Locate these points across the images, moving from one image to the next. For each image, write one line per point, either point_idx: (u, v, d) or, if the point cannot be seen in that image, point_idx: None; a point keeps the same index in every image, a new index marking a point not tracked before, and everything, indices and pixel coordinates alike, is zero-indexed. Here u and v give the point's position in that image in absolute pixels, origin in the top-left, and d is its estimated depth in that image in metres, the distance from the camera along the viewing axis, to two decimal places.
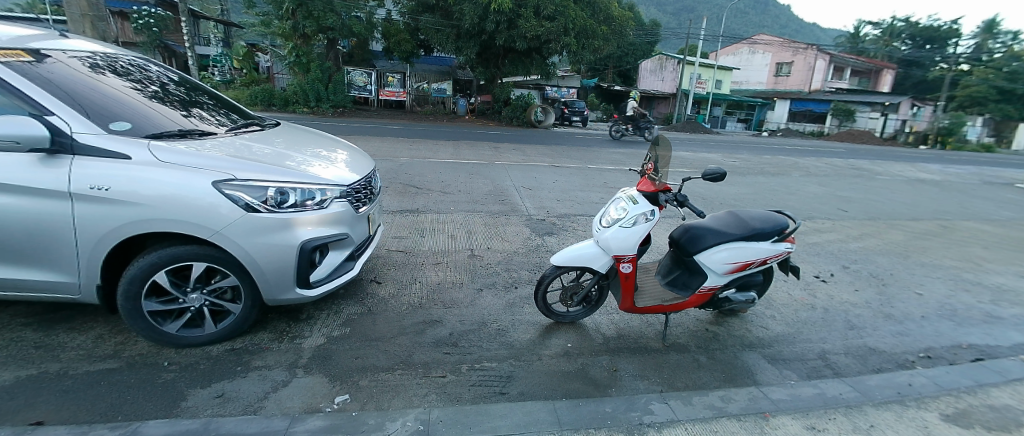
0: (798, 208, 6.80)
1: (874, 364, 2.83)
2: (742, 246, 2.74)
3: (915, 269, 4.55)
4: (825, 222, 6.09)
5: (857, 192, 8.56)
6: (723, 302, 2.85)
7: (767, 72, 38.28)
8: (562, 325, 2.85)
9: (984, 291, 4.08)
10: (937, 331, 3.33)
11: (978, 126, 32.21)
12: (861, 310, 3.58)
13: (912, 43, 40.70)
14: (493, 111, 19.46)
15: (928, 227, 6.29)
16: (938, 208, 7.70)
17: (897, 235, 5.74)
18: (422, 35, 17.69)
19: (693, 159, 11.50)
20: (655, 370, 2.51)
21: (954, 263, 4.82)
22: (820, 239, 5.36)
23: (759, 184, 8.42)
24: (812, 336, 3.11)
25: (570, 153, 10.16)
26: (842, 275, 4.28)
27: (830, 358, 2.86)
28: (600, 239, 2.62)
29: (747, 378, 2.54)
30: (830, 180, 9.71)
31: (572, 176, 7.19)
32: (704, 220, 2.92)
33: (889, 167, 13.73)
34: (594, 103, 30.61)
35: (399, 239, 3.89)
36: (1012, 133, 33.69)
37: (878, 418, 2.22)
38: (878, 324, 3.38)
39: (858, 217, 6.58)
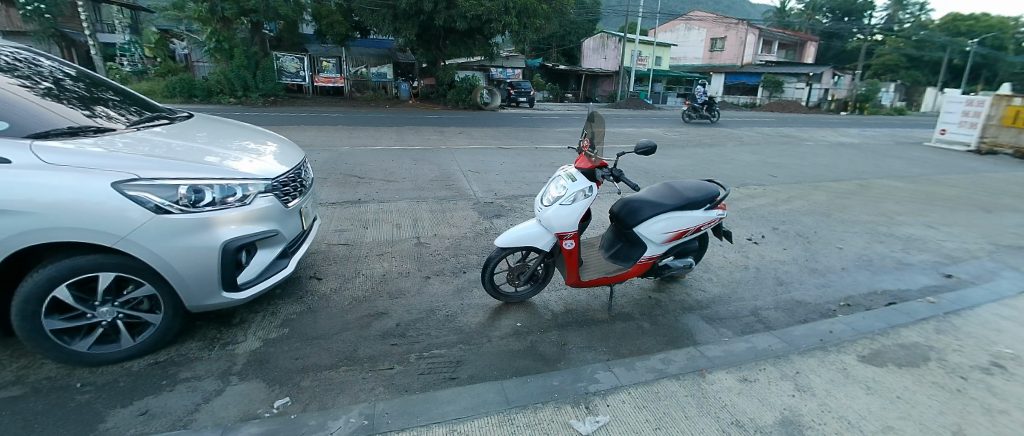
0: (733, 176, 7.18)
1: (800, 316, 3.07)
2: (677, 216, 2.85)
3: (836, 226, 4.95)
4: (757, 188, 6.49)
5: (786, 158, 9.17)
6: (663, 270, 2.98)
7: (703, 48, 39.87)
8: (511, 305, 2.87)
9: (895, 242, 4.51)
10: (854, 281, 3.66)
11: (890, 91, 35.19)
12: (789, 267, 3.86)
13: (831, 16, 43.63)
14: (437, 94, 19.04)
15: (847, 186, 6.86)
16: (856, 169, 8.40)
17: (820, 196, 6.21)
18: (356, 17, 16.87)
19: (637, 134, 11.85)
20: (602, 340, 2.59)
21: (869, 218, 5.30)
22: (753, 204, 5.70)
23: (698, 156, 8.82)
24: (746, 295, 3.32)
25: (517, 134, 10.15)
26: (772, 236, 4.59)
27: (762, 313, 3.08)
28: (542, 218, 2.63)
29: (687, 339, 2.68)
30: (761, 149, 10.33)
31: (519, 157, 7.20)
32: (640, 192, 3.00)
33: (814, 133, 14.79)
34: (540, 82, 30.61)
35: (341, 231, 3.75)
36: (919, 97, 37.12)
37: (802, 364, 2.42)
38: (803, 278, 3.67)
39: (786, 181, 7.06)
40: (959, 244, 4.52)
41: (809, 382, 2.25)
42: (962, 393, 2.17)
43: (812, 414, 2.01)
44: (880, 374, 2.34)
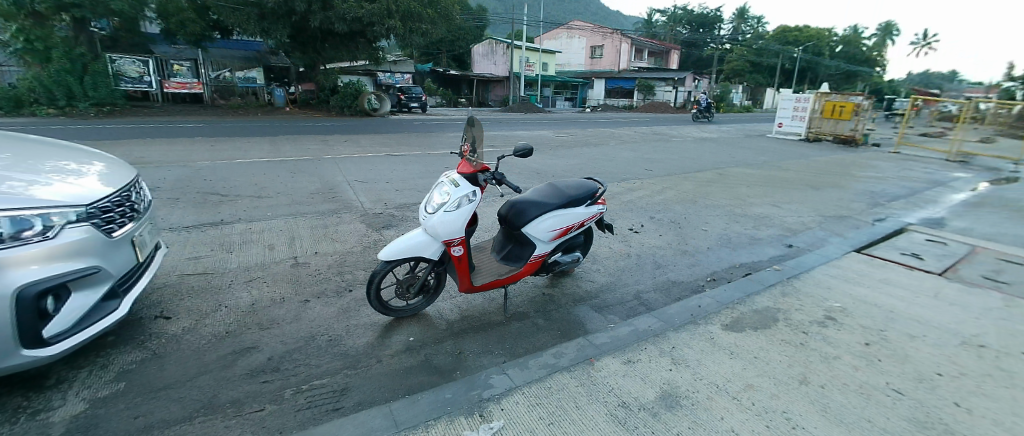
0: (616, 172, 7.79)
1: (675, 295, 3.39)
2: (561, 213, 2.97)
3: (701, 211, 5.61)
4: (636, 182, 7.11)
5: (659, 154, 10.21)
6: (554, 266, 3.08)
7: (584, 54, 42.89)
8: (403, 320, 2.74)
9: (747, 221, 5.24)
10: (717, 258, 4.15)
11: (739, 93, 41.19)
12: (665, 251, 4.26)
13: (688, 28, 49.83)
14: (320, 100, 17.76)
15: (708, 175, 7.84)
16: (715, 160, 9.63)
17: (688, 186, 7.00)
18: (214, 15, 15.00)
19: (529, 137, 12.27)
20: (498, 342, 2.59)
21: (726, 201, 6.10)
22: (633, 196, 6.22)
23: (584, 155, 9.41)
24: (629, 281, 3.59)
25: (408, 140, 9.85)
26: (649, 225, 5.04)
27: (643, 296, 3.34)
28: (427, 226, 2.55)
29: (578, 330, 2.79)
30: (638, 146, 11.37)
31: (410, 164, 6.98)
32: (525, 194, 3.07)
33: (681, 130, 16.70)
34: (432, 87, 30.23)
35: (199, 259, 3.25)
36: (761, 96, 44.00)
37: (677, 339, 2.66)
38: (676, 260, 4.07)
39: (660, 174, 7.84)
40: (793, 218, 5.38)
41: (684, 355, 2.48)
42: (805, 345, 2.56)
43: (688, 384, 2.20)
44: (739, 339, 2.65)
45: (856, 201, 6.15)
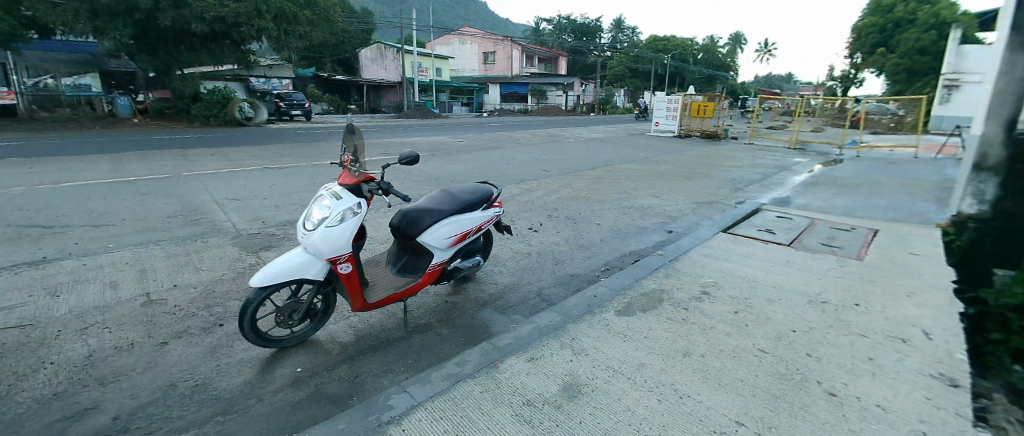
0: (514, 174, 7.99)
1: (574, 288, 3.53)
2: (458, 220, 2.92)
3: (594, 206, 5.96)
4: (533, 182, 7.35)
5: (553, 155, 10.71)
6: (454, 273, 3.02)
7: (477, 60, 43.59)
8: (289, 349, 2.47)
9: (634, 212, 5.70)
10: (610, 248, 4.43)
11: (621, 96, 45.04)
12: (563, 247, 4.43)
13: (572, 36, 53.25)
14: (180, 110, 15.59)
15: (597, 173, 8.39)
16: (603, 158, 10.37)
17: (581, 183, 7.42)
18: (25, 9, 12.37)
19: (426, 143, 12.07)
20: (399, 359, 2.46)
21: (615, 196, 6.56)
22: (531, 196, 6.42)
23: (482, 159, 9.51)
24: (531, 279, 3.66)
25: (292, 151, 9.07)
26: (547, 223, 5.22)
27: (545, 292, 3.43)
28: (308, 244, 2.33)
29: (482, 335, 2.76)
30: (534, 148, 11.83)
31: (294, 176, 6.41)
32: (418, 202, 2.96)
33: (572, 132, 17.75)
34: (317, 94, 28.29)
35: (9, 309, 2.60)
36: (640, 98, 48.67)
37: (577, 327, 2.72)
38: (574, 254, 4.25)
39: (555, 174, 8.20)
40: (672, 206, 5.96)
41: (584, 342, 2.55)
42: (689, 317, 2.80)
43: (586, 374, 2.24)
44: (630, 321, 2.76)
45: (721, 188, 7.03)
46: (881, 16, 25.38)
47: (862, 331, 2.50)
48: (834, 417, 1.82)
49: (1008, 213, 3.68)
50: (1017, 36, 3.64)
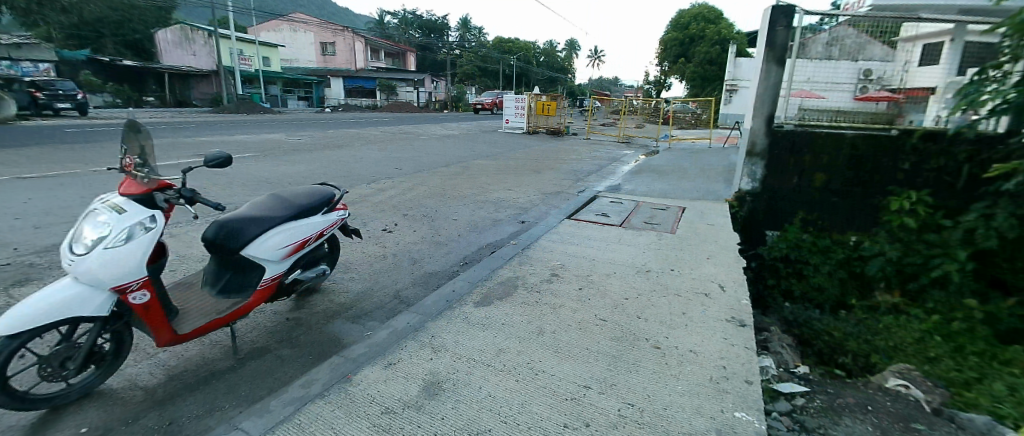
0: (364, 175, 7.54)
1: (432, 285, 3.49)
2: (295, 227, 2.61)
3: (450, 202, 5.97)
4: (385, 182, 7.06)
5: (406, 152, 10.45)
6: (295, 287, 2.70)
7: (315, 51, 40.05)
8: (63, 409, 1.92)
9: (489, 205, 5.88)
10: (467, 243, 4.48)
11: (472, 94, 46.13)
12: (420, 246, 4.34)
13: (420, 31, 52.58)
14: None
15: (452, 169, 8.46)
16: (458, 154, 10.50)
17: (436, 180, 7.38)
18: None
19: (257, 142, 10.64)
20: (229, 392, 2.11)
21: (471, 191, 6.69)
22: (384, 196, 6.14)
23: (327, 159, 8.78)
24: (387, 282, 3.50)
25: (60, 155, 7.08)
26: (403, 222, 5.06)
27: (402, 294, 3.32)
28: (79, 273, 1.83)
29: (334, 348, 2.54)
30: (385, 146, 11.39)
31: (65, 187, 5.01)
32: (240, 210, 2.57)
33: (426, 129, 17.59)
34: (98, 83, 22.60)
35: None
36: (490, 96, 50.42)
37: (436, 323, 2.60)
38: (431, 252, 4.20)
39: (409, 172, 8.01)
40: (524, 198, 6.33)
41: (445, 336, 2.43)
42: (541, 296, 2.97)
43: (446, 368, 2.10)
44: (489, 311, 2.73)
45: (565, 179, 7.72)
46: (681, 31, 31.06)
47: (676, 290, 3.02)
48: (660, 366, 2.15)
49: (770, 188, 5.22)
50: (773, 55, 5.06)
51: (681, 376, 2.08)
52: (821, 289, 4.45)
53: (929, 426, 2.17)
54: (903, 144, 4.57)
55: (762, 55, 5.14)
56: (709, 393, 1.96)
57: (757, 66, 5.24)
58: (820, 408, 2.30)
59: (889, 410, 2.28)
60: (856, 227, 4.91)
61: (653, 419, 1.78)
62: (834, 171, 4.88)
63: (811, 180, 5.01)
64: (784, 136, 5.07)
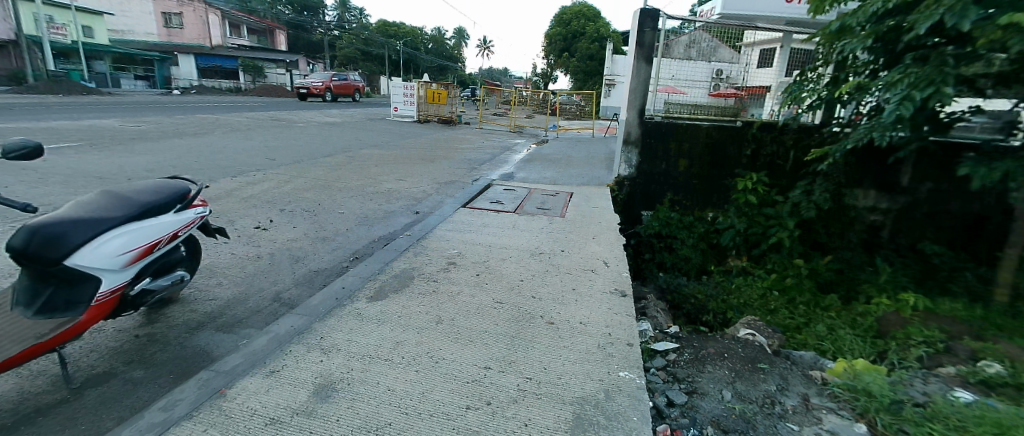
0: (230, 167, 6.66)
1: (319, 283, 3.23)
2: (134, 229, 2.18)
3: (335, 195, 5.54)
4: (256, 175, 6.32)
5: (281, 142, 9.47)
6: (144, 299, 2.29)
7: (156, 23, 34.28)
8: None
9: (379, 197, 5.60)
10: (357, 236, 4.21)
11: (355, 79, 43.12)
12: (302, 243, 3.97)
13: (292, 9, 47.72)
14: None
15: (336, 159, 7.88)
16: (342, 144, 9.81)
17: (318, 171, 6.81)
18: None
19: (79, 130, 8.74)
20: (58, 431, 1.72)
21: (358, 182, 6.29)
22: (256, 191, 5.48)
23: (179, 150, 7.57)
24: (264, 285, 3.15)
25: None
26: (280, 218, 4.58)
27: (284, 296, 3.02)
28: None
29: (201, 363, 2.22)
30: (254, 135, 10.19)
31: None
32: (59, 211, 2.08)
33: (303, 116, 16.13)
34: None
35: None
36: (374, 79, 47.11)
37: (326, 321, 2.39)
38: (315, 248, 3.86)
39: (284, 163, 7.27)
40: (417, 188, 6.15)
41: (336, 334, 2.26)
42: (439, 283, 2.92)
43: (338, 369, 1.95)
44: (384, 304, 2.59)
45: (459, 168, 7.68)
46: (563, 25, 32.68)
47: (566, 269, 3.22)
48: (554, 340, 2.29)
49: (644, 172, 5.80)
50: (642, 52, 5.61)
51: (573, 346, 2.24)
52: (686, 259, 5.15)
53: (769, 364, 2.66)
54: (745, 134, 5.44)
55: (634, 53, 5.67)
56: (597, 358, 2.15)
57: (630, 63, 5.75)
58: (688, 360, 2.66)
59: (739, 354, 2.73)
60: (712, 205, 5.71)
61: (549, 388, 1.89)
62: (694, 156, 5.60)
63: (677, 165, 5.69)
64: (654, 126, 5.67)
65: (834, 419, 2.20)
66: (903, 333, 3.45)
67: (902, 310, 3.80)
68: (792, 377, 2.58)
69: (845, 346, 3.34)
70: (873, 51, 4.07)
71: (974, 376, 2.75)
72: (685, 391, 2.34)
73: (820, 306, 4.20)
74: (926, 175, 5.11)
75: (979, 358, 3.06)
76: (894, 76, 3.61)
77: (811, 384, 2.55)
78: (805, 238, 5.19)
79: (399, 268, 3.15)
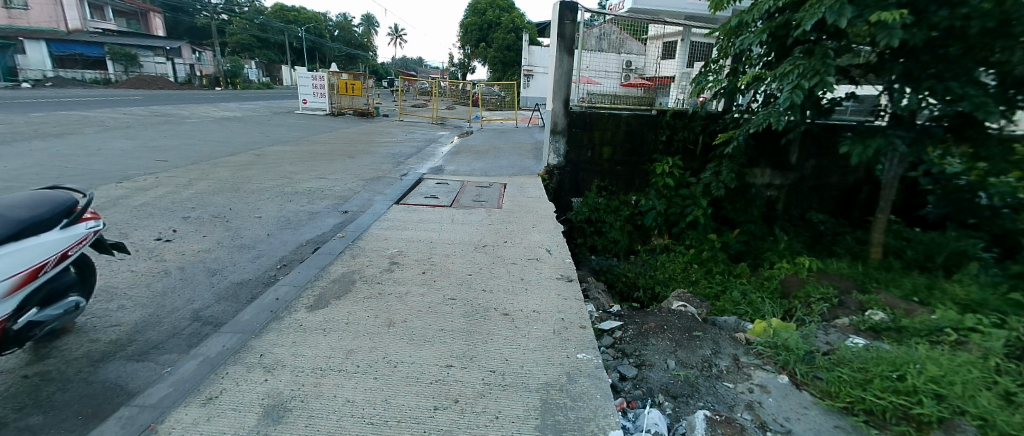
0: (111, 172, 5.76)
1: (245, 296, 2.92)
2: (12, 252, 1.83)
3: (247, 197, 5.02)
4: (146, 179, 5.52)
5: (171, 140, 8.37)
6: (30, 333, 1.95)
7: None
8: None
9: (300, 197, 5.17)
10: (281, 242, 3.86)
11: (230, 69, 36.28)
12: (217, 253, 3.55)
13: None
14: None
15: (243, 158, 7.15)
16: (247, 141, 8.93)
17: (223, 172, 6.12)
18: None
19: None
20: None
21: (272, 182, 5.76)
22: (148, 198, 4.79)
23: (38, 154, 6.39)
24: (177, 304, 2.78)
25: None
26: (185, 227, 4.05)
27: (204, 314, 2.69)
28: None
29: (114, 401, 1.92)
30: (136, 133, 8.90)
31: None
32: None
33: (194, 110, 14.42)
34: None
35: None
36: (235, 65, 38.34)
37: (264, 337, 2.18)
38: (234, 258, 3.48)
39: (180, 164, 6.45)
40: (341, 186, 5.79)
41: (277, 349, 2.06)
42: (383, 284, 2.77)
43: (288, 386, 1.80)
44: (327, 312, 2.41)
45: (384, 163, 7.35)
46: (478, 15, 32.51)
47: (512, 259, 3.25)
48: (511, 331, 2.30)
49: (572, 160, 6.00)
50: (562, 43, 5.75)
51: (531, 335, 2.27)
52: (616, 241, 5.46)
53: (702, 331, 2.92)
54: (660, 121, 5.86)
55: (555, 45, 5.79)
56: (555, 343, 2.20)
57: (552, 55, 5.87)
58: (633, 335, 2.83)
59: (676, 325, 2.95)
60: (634, 189, 6.08)
61: (514, 379, 1.91)
62: (617, 144, 5.91)
63: (601, 153, 5.96)
64: (578, 116, 5.88)
65: (761, 374, 2.51)
66: (803, 292, 4.00)
67: (800, 271, 4.40)
68: (722, 340, 2.87)
69: (759, 307, 3.79)
70: (766, 45, 4.59)
71: (863, 324, 3.30)
72: (634, 364, 2.50)
73: (734, 274, 4.71)
74: (810, 153, 5.98)
75: (865, 308, 3.64)
76: (786, 66, 4.11)
77: (738, 345, 2.86)
78: (715, 215, 5.75)
79: (338, 272, 2.95)
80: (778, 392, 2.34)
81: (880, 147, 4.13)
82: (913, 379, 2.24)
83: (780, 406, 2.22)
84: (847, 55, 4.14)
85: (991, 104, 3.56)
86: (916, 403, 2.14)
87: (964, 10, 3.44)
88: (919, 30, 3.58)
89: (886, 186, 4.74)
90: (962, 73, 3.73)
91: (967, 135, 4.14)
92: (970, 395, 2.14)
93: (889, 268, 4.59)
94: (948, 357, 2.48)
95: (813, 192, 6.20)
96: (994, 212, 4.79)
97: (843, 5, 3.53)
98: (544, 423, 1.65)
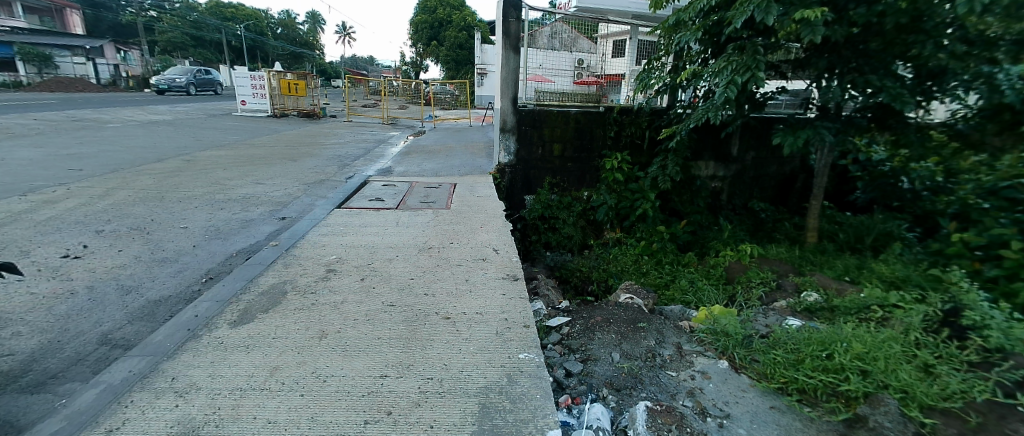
0: (13, 184, 5.17)
1: (163, 316, 2.67)
2: None
3: (173, 207, 4.65)
4: (55, 190, 5.00)
5: (88, 147, 7.65)
6: None
7: None
8: None
9: (233, 205, 4.84)
10: (208, 253, 3.58)
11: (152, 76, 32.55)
12: (133, 269, 3.25)
13: None
14: None
15: (171, 164, 6.63)
16: (176, 145, 8.30)
17: (146, 180, 5.63)
18: None
19: None
20: None
21: (203, 189, 5.36)
22: (56, 211, 4.33)
23: None
24: (83, 328, 2.50)
25: None
26: (97, 242, 3.68)
27: (114, 337, 2.44)
28: None
29: None
30: (45, 141, 8.07)
31: None
32: None
33: (117, 114, 13.28)
34: None
35: None
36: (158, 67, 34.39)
37: (176, 360, 1.99)
38: (153, 274, 3.19)
39: (97, 173, 5.89)
40: (280, 191, 5.47)
41: (192, 371, 1.89)
42: (315, 294, 2.62)
43: (200, 411, 1.64)
44: (251, 328, 2.24)
45: (328, 166, 7.03)
46: (429, 13, 32.00)
47: (457, 261, 3.17)
48: (452, 335, 2.23)
49: (522, 158, 5.97)
50: (508, 40, 5.69)
51: (472, 338, 2.21)
52: (569, 237, 5.49)
53: (647, 322, 2.94)
54: (607, 118, 5.95)
55: (502, 43, 5.74)
56: (497, 345, 2.16)
57: (498, 53, 5.81)
58: (579, 330, 2.84)
59: (622, 317, 2.97)
60: (586, 184, 6.14)
61: (452, 385, 1.84)
62: (566, 141, 5.94)
63: (552, 150, 5.96)
64: (527, 114, 5.84)
65: (702, 360, 2.58)
66: (745, 277, 4.19)
67: (742, 258, 4.59)
68: (666, 329, 2.92)
69: (704, 295, 3.90)
70: (702, 42, 4.74)
71: (799, 305, 3.48)
72: (580, 359, 2.50)
73: (682, 263, 4.85)
74: (748, 145, 6.27)
75: (800, 289, 3.82)
76: (721, 62, 4.24)
77: (681, 333, 2.92)
78: (664, 207, 5.91)
79: (267, 284, 2.76)
80: (718, 377, 2.41)
81: (809, 137, 4.35)
82: (840, 357, 2.36)
83: (720, 391, 2.28)
84: (779, 51, 4.38)
85: (906, 95, 3.79)
86: (843, 379, 2.26)
87: (879, 8, 3.65)
88: (840, 27, 3.80)
89: (819, 173, 5.03)
90: (879, 66, 3.97)
91: (888, 124, 4.43)
92: (892, 369, 2.28)
93: (823, 251, 4.89)
94: (872, 334, 2.63)
95: (753, 182, 6.51)
96: (914, 195, 5.15)
97: (769, 3, 3.66)
98: (480, 428, 1.60)
